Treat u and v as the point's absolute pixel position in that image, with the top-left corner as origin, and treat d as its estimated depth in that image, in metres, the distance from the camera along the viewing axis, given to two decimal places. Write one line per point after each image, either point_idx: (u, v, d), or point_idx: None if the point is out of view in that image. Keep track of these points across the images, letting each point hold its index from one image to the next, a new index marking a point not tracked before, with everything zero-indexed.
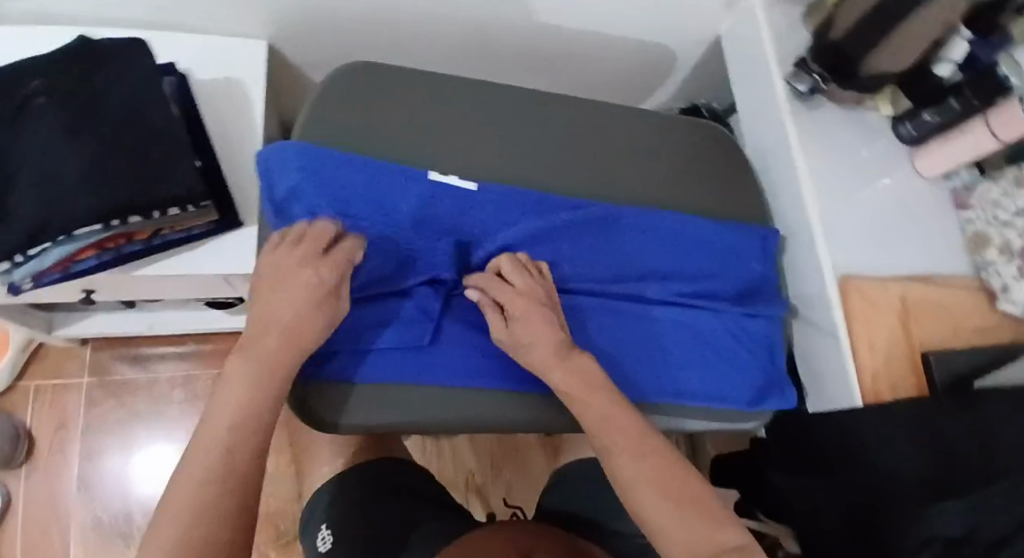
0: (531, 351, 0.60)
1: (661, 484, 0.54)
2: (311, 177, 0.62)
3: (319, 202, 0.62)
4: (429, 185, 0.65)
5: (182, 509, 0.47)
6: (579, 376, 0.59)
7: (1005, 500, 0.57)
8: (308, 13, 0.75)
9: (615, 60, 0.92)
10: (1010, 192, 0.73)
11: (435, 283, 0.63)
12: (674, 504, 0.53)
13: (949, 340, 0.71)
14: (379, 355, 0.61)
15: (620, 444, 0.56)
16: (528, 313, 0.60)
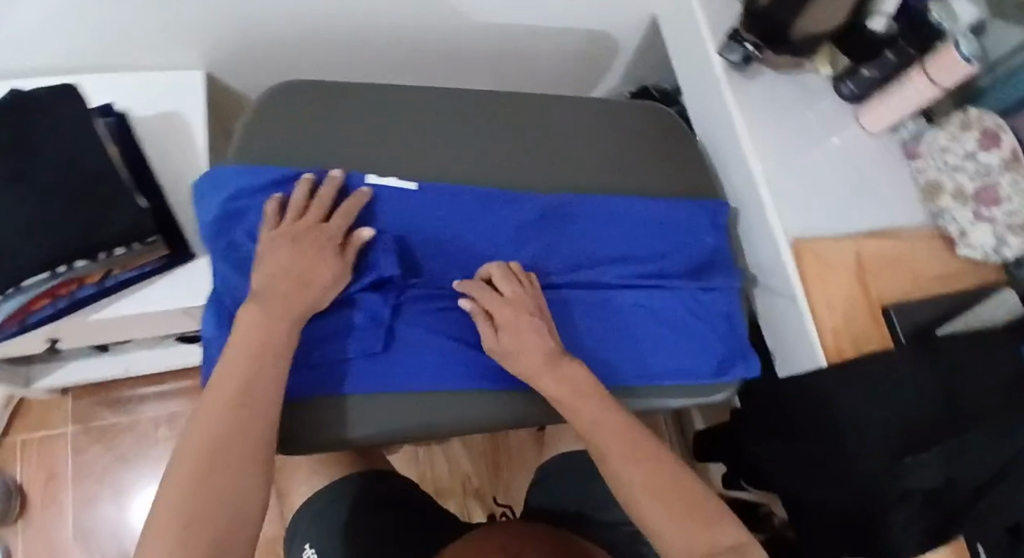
0: (523, 359, 0.61)
1: (656, 492, 0.57)
2: (246, 194, 0.62)
3: (258, 218, 0.62)
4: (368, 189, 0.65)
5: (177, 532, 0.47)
6: (568, 384, 0.61)
7: (978, 451, 0.62)
8: (239, 38, 0.75)
9: (557, 50, 0.92)
10: (956, 137, 0.73)
11: (382, 287, 0.63)
12: (670, 511, 0.57)
13: (910, 291, 0.72)
14: (334, 368, 0.61)
15: (614, 450, 0.59)
16: (516, 328, 0.62)
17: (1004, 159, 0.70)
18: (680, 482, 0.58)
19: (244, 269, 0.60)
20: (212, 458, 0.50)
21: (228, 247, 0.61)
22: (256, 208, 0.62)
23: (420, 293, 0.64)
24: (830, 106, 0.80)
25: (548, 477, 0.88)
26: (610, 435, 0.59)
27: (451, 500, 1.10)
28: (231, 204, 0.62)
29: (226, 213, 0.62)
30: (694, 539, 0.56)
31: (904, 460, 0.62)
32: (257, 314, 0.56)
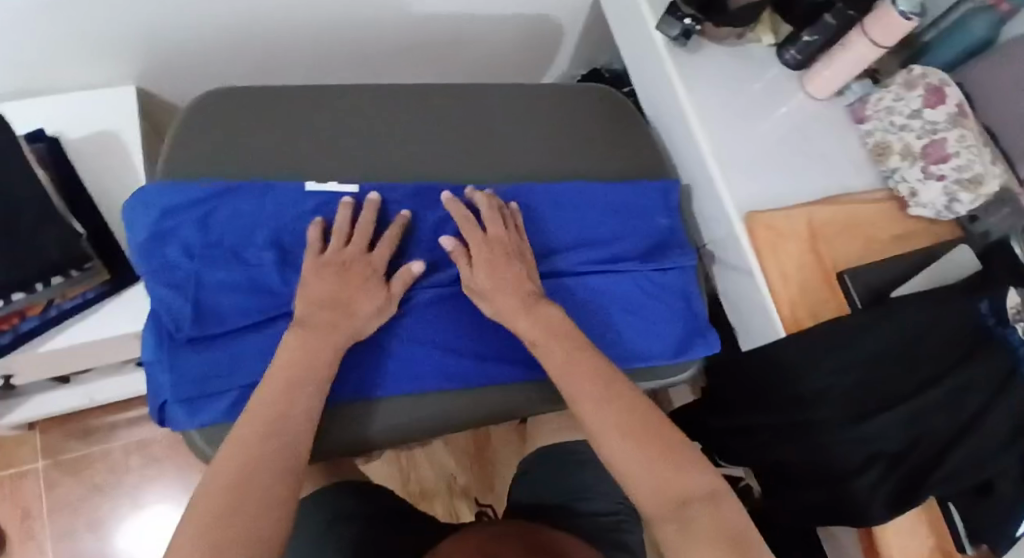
0: (492, 294, 0.63)
1: (632, 433, 0.57)
2: (176, 213, 0.61)
3: (192, 234, 0.61)
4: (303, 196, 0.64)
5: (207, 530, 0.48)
6: (544, 324, 0.62)
7: (936, 407, 0.63)
8: (169, 48, 0.74)
9: (500, 38, 0.91)
10: (902, 96, 0.73)
11: None
12: (646, 452, 0.56)
13: (862, 255, 0.72)
14: None
15: (589, 396, 0.59)
16: (493, 264, 0.63)
17: (951, 114, 0.70)
18: (673, 440, 0.57)
19: (177, 288, 0.59)
20: (243, 471, 0.50)
21: (159, 266, 0.60)
22: (187, 225, 0.61)
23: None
24: (775, 76, 0.79)
25: (529, 472, 0.86)
26: (585, 384, 0.59)
27: (437, 501, 1.09)
28: (161, 223, 0.60)
29: (157, 232, 0.60)
30: (670, 482, 0.55)
31: (864, 424, 0.63)
32: (303, 337, 0.57)
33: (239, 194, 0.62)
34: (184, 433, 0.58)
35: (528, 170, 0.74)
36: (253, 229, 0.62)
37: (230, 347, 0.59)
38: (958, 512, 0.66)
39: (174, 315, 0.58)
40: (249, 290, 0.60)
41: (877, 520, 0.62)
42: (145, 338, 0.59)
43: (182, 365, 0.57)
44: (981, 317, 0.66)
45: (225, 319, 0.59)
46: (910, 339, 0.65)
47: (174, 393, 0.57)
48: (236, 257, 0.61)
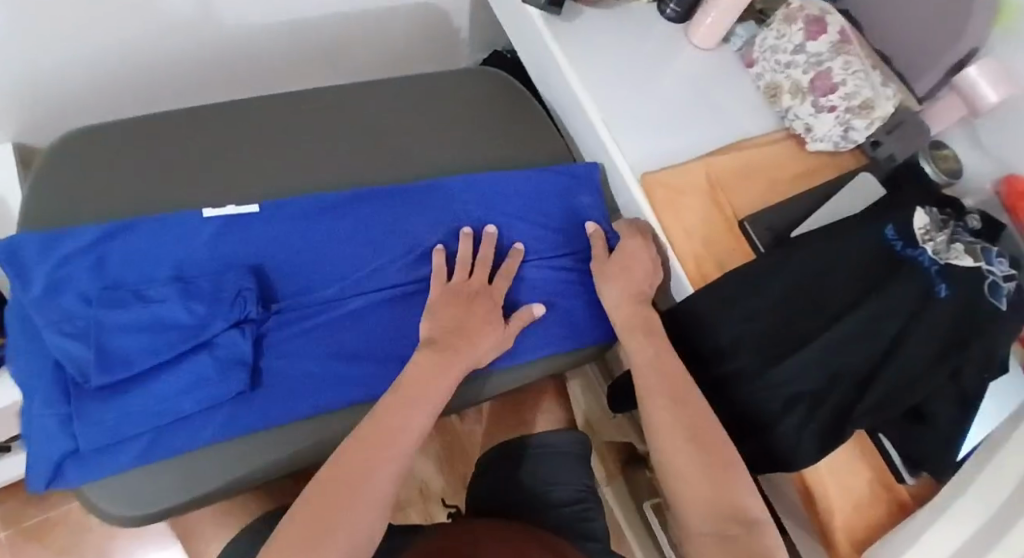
0: (608, 281, 0.69)
1: (687, 433, 0.59)
2: (62, 259, 0.58)
3: (86, 278, 0.58)
4: (208, 224, 0.61)
5: (310, 528, 0.48)
6: (642, 318, 0.66)
7: (858, 338, 0.62)
8: (38, 98, 0.73)
9: (386, 35, 0.90)
10: (784, 32, 0.71)
11: (243, 323, 0.58)
12: (696, 455, 0.58)
13: (767, 197, 0.72)
14: (205, 414, 0.56)
15: (659, 388, 0.62)
16: (630, 259, 0.68)
17: (834, 42, 0.68)
18: (725, 455, 0.58)
19: (77, 336, 0.55)
20: (350, 471, 0.51)
21: (56, 316, 0.56)
22: (80, 271, 0.58)
23: (284, 319, 0.61)
24: (661, 32, 0.78)
25: (486, 472, 0.83)
26: (657, 381, 0.63)
27: (411, 510, 1.04)
28: (52, 274, 0.57)
29: (51, 284, 0.57)
30: (714, 489, 0.56)
31: (780, 368, 0.63)
32: (431, 357, 0.59)
33: (131, 233, 0.59)
34: (81, 491, 0.54)
35: (419, 164, 0.73)
36: (151, 268, 0.60)
37: (143, 391, 0.56)
38: (891, 444, 0.65)
39: (78, 363, 0.55)
40: (156, 328, 0.56)
41: (805, 464, 0.62)
42: (40, 392, 0.55)
43: (91, 417, 0.54)
44: (887, 244, 0.65)
45: (132, 362, 0.55)
46: (814, 275, 0.65)
47: (86, 444, 0.53)
48: (137, 296, 0.58)
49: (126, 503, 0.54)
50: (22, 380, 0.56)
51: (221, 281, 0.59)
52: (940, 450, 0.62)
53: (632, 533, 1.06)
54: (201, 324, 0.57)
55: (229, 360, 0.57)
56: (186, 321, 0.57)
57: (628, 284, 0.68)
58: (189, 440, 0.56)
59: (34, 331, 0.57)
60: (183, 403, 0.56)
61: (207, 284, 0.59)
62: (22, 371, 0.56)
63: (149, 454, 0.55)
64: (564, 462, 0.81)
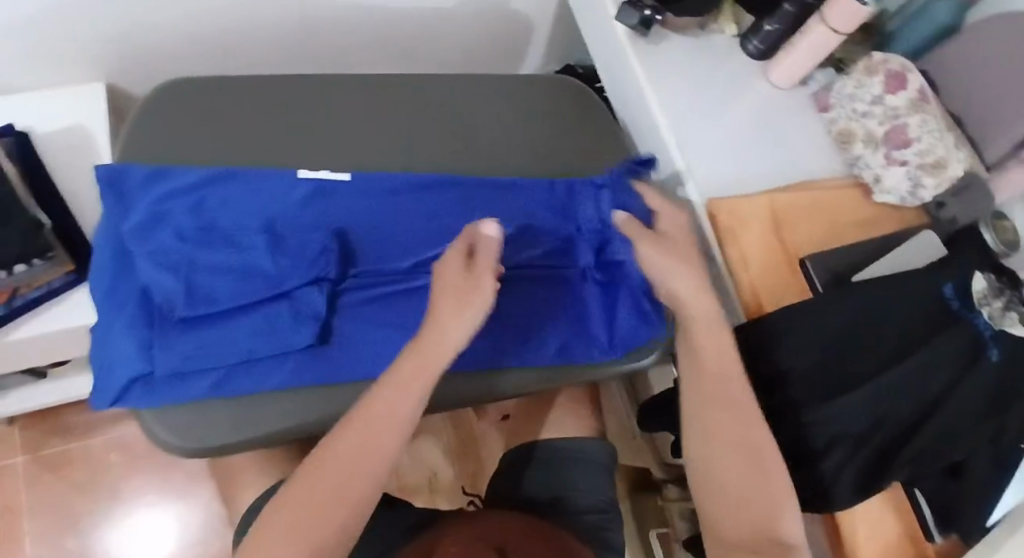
0: (663, 257, 0.64)
1: (735, 453, 0.60)
2: (164, 195, 0.62)
3: (185, 218, 0.62)
4: (302, 183, 0.65)
5: (289, 518, 0.50)
6: (704, 313, 0.63)
7: (908, 389, 0.62)
8: (136, 46, 0.75)
9: (471, 34, 0.92)
10: (863, 83, 0.72)
11: (318, 282, 0.61)
12: (738, 475, 0.59)
13: (829, 239, 0.73)
14: (275, 360, 0.59)
15: (715, 407, 0.61)
16: (682, 237, 0.67)
17: (912, 99, 0.69)
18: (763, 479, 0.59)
19: (169, 269, 0.59)
20: (337, 462, 0.52)
21: (152, 248, 0.60)
22: (178, 211, 0.62)
23: (359, 283, 0.63)
24: (742, 66, 0.79)
25: (511, 467, 0.82)
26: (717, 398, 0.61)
27: (419, 497, 1.08)
28: (152, 210, 0.61)
29: (150, 217, 0.61)
30: (743, 513, 0.59)
31: (827, 406, 0.63)
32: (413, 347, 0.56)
33: (230, 183, 0.63)
34: (143, 415, 0.57)
35: (492, 158, 0.74)
36: (245, 216, 0.63)
37: (219, 329, 0.59)
38: (924, 498, 0.64)
39: (165, 294, 0.58)
40: (242, 274, 0.60)
41: (843, 505, 0.62)
42: (123, 316, 0.58)
43: (172, 346, 0.57)
44: (944, 301, 0.65)
45: (217, 301, 0.59)
46: (869, 319, 0.65)
47: (161, 368, 0.57)
48: (228, 242, 0.62)
49: (178, 433, 0.57)
50: (101, 301, 0.60)
51: (306, 240, 0.63)
52: (975, 506, 0.62)
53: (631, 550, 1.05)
54: (283, 276, 0.61)
55: (303, 315, 0.60)
56: (270, 271, 0.61)
57: (685, 265, 0.64)
58: (256, 384, 0.58)
59: (131, 261, 0.60)
60: (254, 347, 0.58)
61: (294, 240, 0.63)
62: (104, 294, 0.59)
63: (216, 392, 0.58)
64: (589, 469, 0.81)
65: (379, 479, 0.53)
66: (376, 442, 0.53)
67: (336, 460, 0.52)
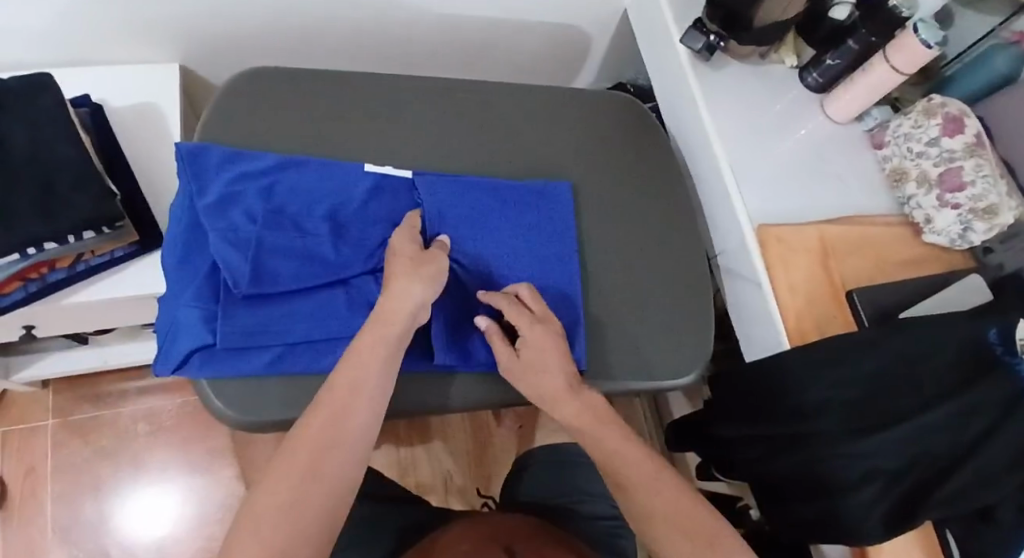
0: (532, 379, 0.61)
1: (676, 519, 0.55)
2: (237, 176, 0.64)
3: (256, 201, 0.64)
4: (370, 176, 0.67)
5: (279, 511, 0.49)
6: (589, 411, 0.60)
7: (944, 430, 0.62)
8: (211, 30, 0.77)
9: (531, 46, 0.94)
10: (921, 123, 0.73)
11: (376, 273, 0.64)
12: (685, 533, 0.55)
13: (875, 275, 0.73)
14: (330, 344, 0.62)
15: (634, 466, 0.57)
16: (542, 350, 0.61)
17: (969, 144, 0.70)
18: (712, 532, 0.55)
19: (238, 247, 0.61)
20: (320, 444, 0.51)
21: (222, 225, 0.62)
22: (251, 193, 0.64)
23: None
24: (798, 97, 0.81)
25: (529, 469, 0.79)
26: (632, 463, 0.58)
27: (432, 496, 1.08)
28: (227, 189, 0.63)
29: (221, 196, 0.63)
30: None
31: (863, 441, 0.63)
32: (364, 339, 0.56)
33: (301, 170, 0.66)
34: (199, 384, 0.59)
35: (547, 166, 0.75)
36: (312, 203, 0.65)
37: (278, 309, 0.61)
38: (954, 541, 0.64)
39: (232, 271, 0.60)
40: (306, 257, 0.62)
41: (871, 539, 0.62)
42: (191, 288, 0.60)
43: (235, 320, 0.59)
44: (987, 345, 0.65)
45: (280, 281, 0.61)
46: (910, 357, 0.65)
47: (223, 342, 0.58)
48: (294, 226, 0.63)
49: (234, 404, 0.59)
50: (172, 271, 0.62)
51: (367, 231, 0.65)
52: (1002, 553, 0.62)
53: None
54: (345, 264, 0.63)
55: (359, 303, 0.63)
56: (331, 259, 0.63)
57: (548, 383, 0.61)
58: (311, 364, 0.61)
59: (201, 235, 0.63)
60: (312, 329, 0.61)
61: (357, 231, 0.65)
62: (175, 265, 0.62)
63: (272, 368, 0.60)
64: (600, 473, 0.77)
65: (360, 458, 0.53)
66: (351, 418, 0.52)
67: (316, 442, 0.51)
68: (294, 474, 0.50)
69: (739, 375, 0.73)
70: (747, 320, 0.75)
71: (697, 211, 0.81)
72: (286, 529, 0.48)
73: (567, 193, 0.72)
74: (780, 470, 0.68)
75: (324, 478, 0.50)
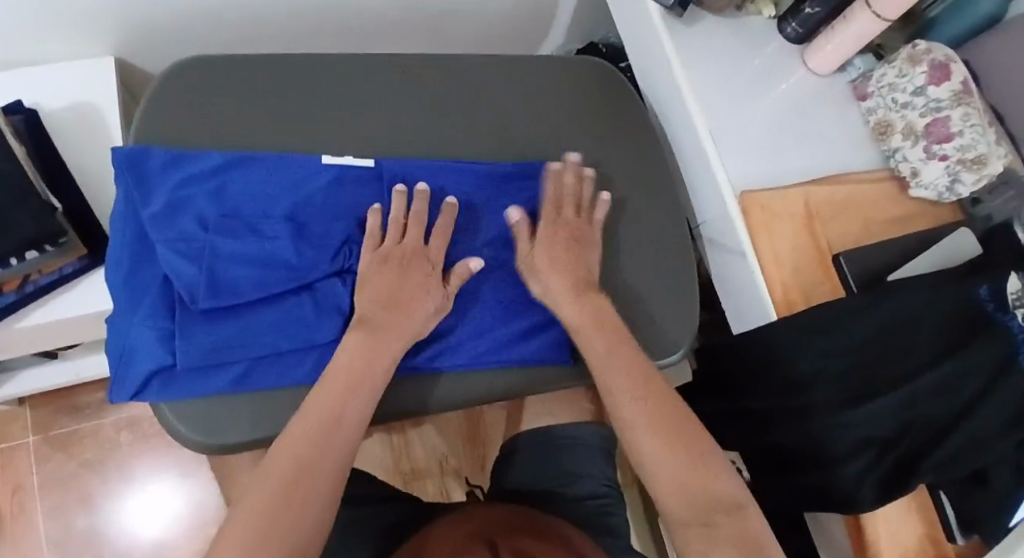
0: (539, 267, 0.64)
1: (655, 427, 0.58)
2: (183, 180, 0.60)
3: (207, 205, 0.60)
4: (329, 169, 0.63)
5: (251, 518, 0.49)
6: (590, 311, 0.63)
7: (936, 395, 0.61)
8: (147, 19, 0.72)
9: (493, 12, 0.89)
10: (906, 71, 0.69)
11: (343, 274, 0.62)
12: (665, 442, 0.58)
13: (861, 237, 0.71)
14: (299, 355, 0.59)
15: (620, 381, 0.60)
16: (603, 319, 0.63)
17: (956, 91, 0.66)
18: (697, 443, 0.58)
19: (191, 258, 0.58)
20: (300, 460, 0.51)
21: (172, 235, 0.59)
22: (200, 197, 0.60)
23: None
24: (777, 50, 0.77)
25: (515, 457, 0.78)
26: (619, 372, 0.61)
27: (428, 480, 1.08)
28: (173, 194, 0.60)
29: (169, 203, 0.60)
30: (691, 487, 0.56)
31: (853, 410, 0.62)
32: (335, 388, 0.55)
33: (252, 167, 0.62)
34: (160, 405, 0.57)
35: (518, 143, 0.71)
36: (268, 203, 0.61)
37: (238, 321, 0.58)
38: (948, 501, 0.64)
39: (186, 284, 0.58)
40: (264, 264, 0.59)
41: (867, 508, 0.61)
42: (144, 305, 0.58)
43: (193, 337, 0.57)
44: (979, 303, 0.63)
45: (240, 291, 0.58)
46: (900, 321, 0.64)
47: (182, 361, 0.56)
48: (250, 230, 0.60)
49: (199, 429, 0.57)
50: (122, 288, 0.59)
51: (330, 230, 0.62)
52: (995, 513, 0.62)
53: (637, 541, 1.05)
54: (308, 267, 0.60)
55: (327, 307, 0.60)
56: (293, 262, 0.59)
57: (564, 273, 0.64)
58: (280, 378, 0.58)
59: (151, 247, 0.60)
60: (278, 341, 0.58)
61: (318, 230, 0.61)
62: (124, 280, 0.59)
63: (238, 385, 0.57)
64: (589, 455, 0.77)
65: (339, 475, 0.53)
66: (334, 439, 0.53)
67: (291, 459, 0.51)
68: (265, 481, 0.50)
69: (730, 350, 0.71)
70: (733, 290, 0.73)
71: (675, 176, 0.78)
72: (256, 537, 0.48)
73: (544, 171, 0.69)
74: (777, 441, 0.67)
75: (301, 489, 0.50)
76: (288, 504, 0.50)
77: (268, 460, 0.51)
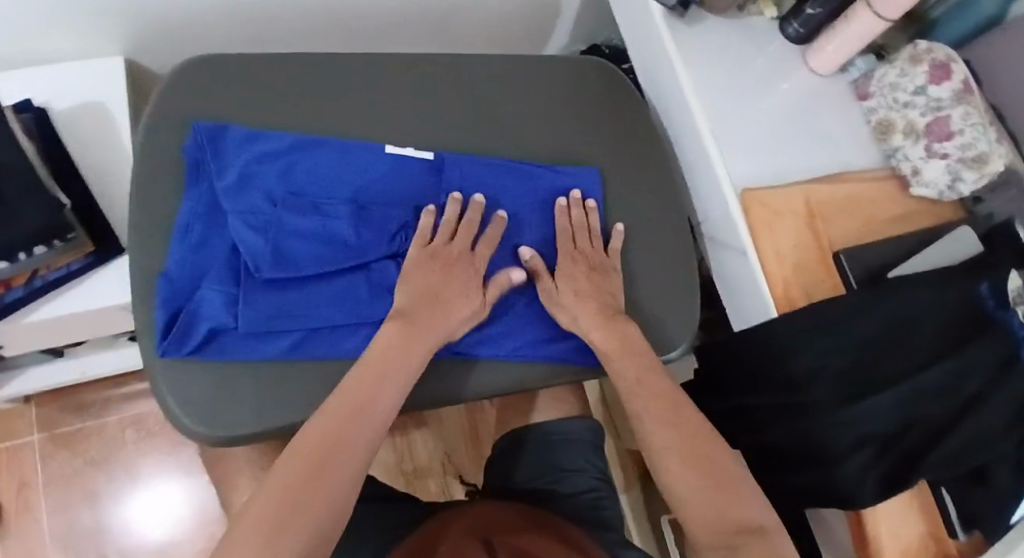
0: (571, 285, 0.65)
1: (680, 444, 0.59)
2: (254, 158, 0.63)
3: (274, 182, 0.63)
4: (391, 159, 0.66)
5: (269, 504, 0.49)
6: (619, 337, 0.64)
7: (935, 393, 0.61)
8: (154, 19, 0.73)
9: (498, 13, 0.89)
10: (907, 71, 0.69)
11: (394, 258, 0.64)
12: (686, 459, 0.59)
13: (863, 235, 0.72)
14: (348, 331, 0.61)
15: (647, 398, 0.62)
16: (629, 344, 0.64)
17: (956, 91, 0.67)
18: (722, 463, 0.59)
19: (258, 230, 0.61)
20: (326, 447, 0.52)
21: (242, 206, 0.61)
22: (269, 174, 0.63)
23: None
24: (779, 51, 0.77)
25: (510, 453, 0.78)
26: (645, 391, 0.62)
27: (430, 479, 1.08)
28: (243, 169, 0.62)
29: (240, 176, 0.62)
30: (714, 508, 0.57)
31: (853, 407, 0.62)
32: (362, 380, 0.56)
33: (323, 150, 0.65)
34: (215, 366, 0.59)
35: (521, 141, 0.71)
36: (334, 184, 0.64)
37: (294, 294, 0.60)
38: (951, 501, 0.64)
39: (252, 253, 0.60)
40: (326, 241, 0.62)
41: (866, 503, 0.61)
42: (212, 270, 0.60)
43: (257, 303, 0.59)
44: (979, 300, 0.64)
45: (303, 264, 0.61)
46: (901, 318, 0.64)
47: (244, 325, 0.58)
48: (314, 207, 0.63)
49: (205, 421, 0.58)
50: (186, 253, 0.61)
51: (388, 214, 0.64)
52: (997, 511, 0.62)
53: (637, 537, 1.07)
54: (364, 247, 0.62)
55: (380, 287, 0.63)
56: (351, 241, 0.62)
57: (593, 294, 0.65)
58: (332, 349, 0.61)
59: (219, 216, 0.62)
60: (331, 315, 0.61)
61: (378, 213, 0.64)
62: (190, 248, 0.61)
63: (290, 353, 0.60)
64: (583, 450, 0.78)
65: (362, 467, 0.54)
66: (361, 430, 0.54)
67: (318, 444, 0.52)
68: (290, 467, 0.51)
69: (728, 348, 0.71)
70: (734, 289, 0.73)
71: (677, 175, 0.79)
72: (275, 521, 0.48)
73: (593, 176, 0.72)
74: (778, 438, 0.67)
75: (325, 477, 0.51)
76: (311, 491, 0.50)
77: (297, 442, 0.52)
